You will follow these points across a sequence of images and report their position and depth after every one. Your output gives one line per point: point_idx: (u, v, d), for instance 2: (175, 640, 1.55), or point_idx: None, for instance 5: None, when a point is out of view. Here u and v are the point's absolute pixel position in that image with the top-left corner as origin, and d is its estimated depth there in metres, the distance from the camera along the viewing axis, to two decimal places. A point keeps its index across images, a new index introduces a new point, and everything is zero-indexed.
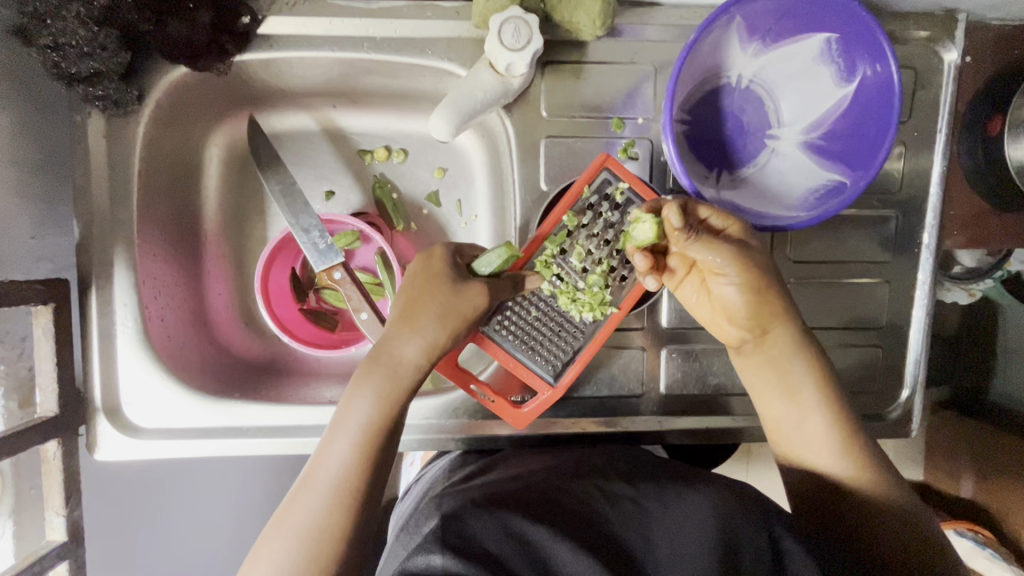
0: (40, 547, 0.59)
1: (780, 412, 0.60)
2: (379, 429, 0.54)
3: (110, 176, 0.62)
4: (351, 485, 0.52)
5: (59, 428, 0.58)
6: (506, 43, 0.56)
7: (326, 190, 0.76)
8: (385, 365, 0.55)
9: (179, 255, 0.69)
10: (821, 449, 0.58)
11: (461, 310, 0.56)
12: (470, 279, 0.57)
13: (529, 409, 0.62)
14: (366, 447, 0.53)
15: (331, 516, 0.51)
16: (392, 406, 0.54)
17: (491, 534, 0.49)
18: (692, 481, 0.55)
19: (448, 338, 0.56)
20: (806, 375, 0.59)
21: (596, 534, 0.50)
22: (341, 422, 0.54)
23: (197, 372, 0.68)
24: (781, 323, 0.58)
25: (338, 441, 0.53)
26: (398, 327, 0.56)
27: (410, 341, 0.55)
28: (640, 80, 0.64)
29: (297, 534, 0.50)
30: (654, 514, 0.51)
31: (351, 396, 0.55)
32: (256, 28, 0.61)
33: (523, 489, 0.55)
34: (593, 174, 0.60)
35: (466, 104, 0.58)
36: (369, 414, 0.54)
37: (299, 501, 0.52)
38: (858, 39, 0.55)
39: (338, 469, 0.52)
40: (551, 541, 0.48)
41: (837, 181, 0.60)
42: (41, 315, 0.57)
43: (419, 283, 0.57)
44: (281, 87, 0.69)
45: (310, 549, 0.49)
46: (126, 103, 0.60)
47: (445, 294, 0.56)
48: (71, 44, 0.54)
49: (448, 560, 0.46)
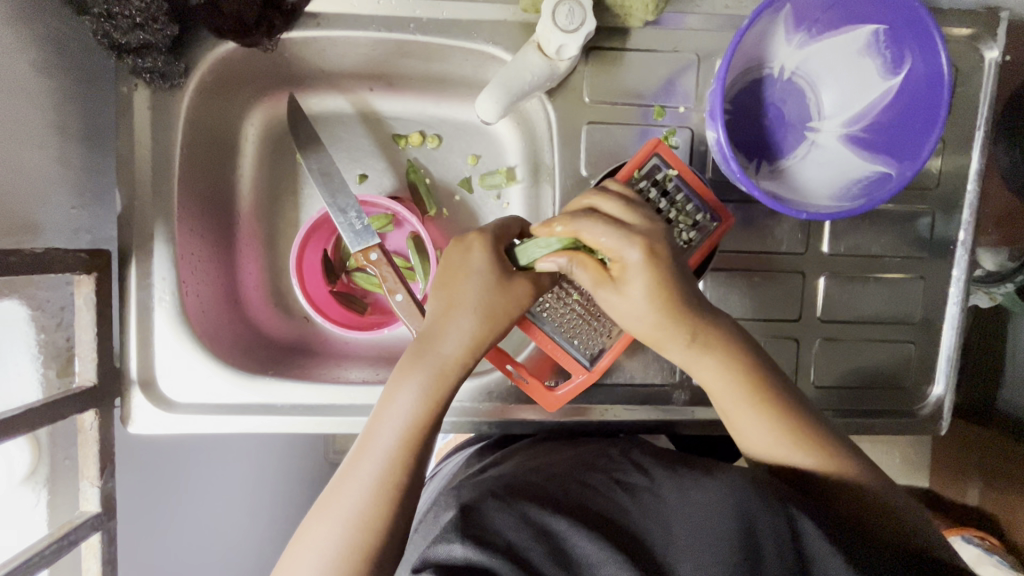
0: (73, 517, 0.58)
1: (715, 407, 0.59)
2: (423, 424, 0.54)
3: (153, 149, 0.62)
4: (397, 475, 0.52)
5: (97, 398, 0.58)
6: (560, 24, 0.56)
7: (359, 173, 0.76)
8: (431, 360, 0.55)
9: (214, 233, 0.69)
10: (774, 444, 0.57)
11: (506, 307, 0.56)
12: (515, 273, 0.57)
13: (563, 393, 0.63)
14: (411, 440, 0.53)
15: (377, 506, 0.51)
16: (437, 400, 0.55)
17: (511, 524, 0.48)
18: (710, 471, 0.55)
19: (491, 336, 0.56)
20: (727, 393, 0.57)
21: (617, 527, 0.49)
22: (383, 414, 0.54)
23: (229, 349, 0.68)
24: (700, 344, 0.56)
25: (382, 431, 0.53)
26: (442, 321, 0.56)
27: (453, 337, 0.55)
28: (682, 69, 0.64)
29: (343, 520, 0.50)
30: (673, 504, 0.50)
31: (394, 388, 0.55)
32: (304, 6, 0.62)
33: (543, 481, 0.55)
34: (644, 160, 0.60)
35: (515, 84, 0.58)
36: (414, 407, 0.54)
37: (343, 491, 0.51)
38: (906, 31, 0.56)
39: (382, 461, 0.52)
40: (573, 532, 0.47)
41: (881, 172, 0.60)
42: (82, 284, 0.57)
43: (461, 278, 0.56)
44: (322, 68, 0.70)
45: (355, 537, 0.49)
46: (173, 76, 0.61)
47: (491, 292, 0.56)
48: (124, 14, 0.54)
49: (469, 548, 0.46)
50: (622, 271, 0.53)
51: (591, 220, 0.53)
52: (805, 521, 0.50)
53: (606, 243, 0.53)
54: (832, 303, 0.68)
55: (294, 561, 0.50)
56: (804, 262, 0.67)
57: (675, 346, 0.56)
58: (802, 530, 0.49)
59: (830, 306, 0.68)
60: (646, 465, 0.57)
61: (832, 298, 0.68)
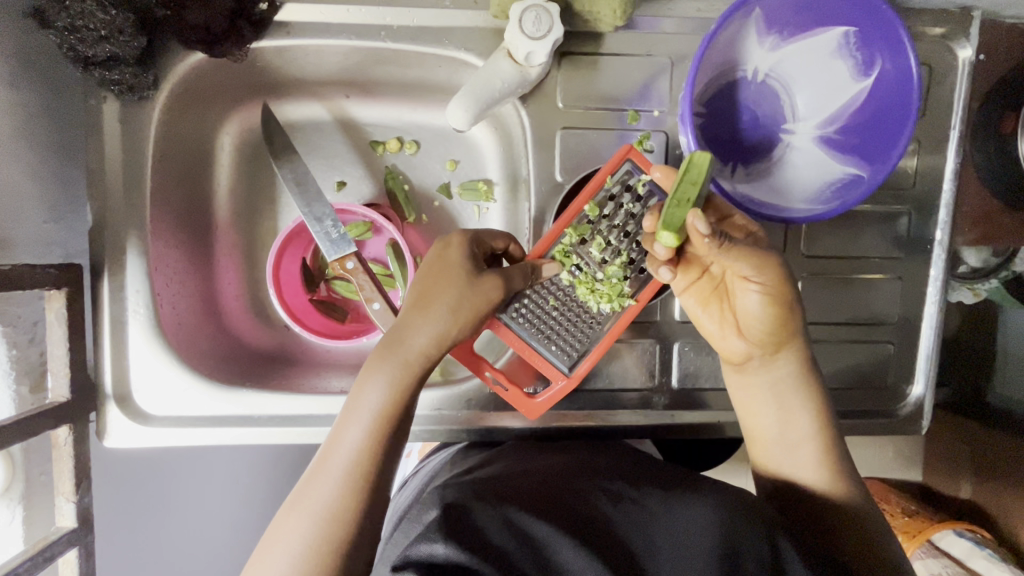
0: (49, 533, 0.58)
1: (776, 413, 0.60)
2: (391, 416, 0.54)
3: (124, 162, 0.62)
4: (364, 469, 0.52)
5: (71, 414, 0.58)
6: (527, 31, 0.56)
7: (337, 180, 0.75)
8: (399, 353, 0.54)
9: (190, 243, 0.69)
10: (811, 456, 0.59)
11: (476, 302, 0.56)
12: (485, 270, 0.57)
13: (542, 400, 0.63)
14: (379, 433, 0.53)
15: (344, 499, 0.51)
16: (404, 391, 0.54)
17: (494, 526, 0.48)
18: (696, 487, 0.54)
19: (460, 328, 0.56)
20: (804, 411, 0.60)
21: (603, 533, 0.48)
22: (354, 407, 0.54)
23: (207, 360, 0.68)
24: (801, 360, 0.59)
25: (350, 426, 0.53)
26: (412, 313, 0.55)
27: (422, 330, 0.55)
28: (656, 72, 0.64)
29: (311, 513, 0.50)
30: (655, 513, 0.51)
31: (364, 383, 0.55)
32: (274, 15, 0.61)
33: (529, 487, 0.54)
34: (617, 165, 0.60)
35: (485, 92, 0.58)
36: (382, 400, 0.54)
37: (312, 485, 0.51)
38: (875, 32, 0.56)
39: (350, 454, 0.52)
40: (555, 538, 0.47)
41: (853, 174, 0.60)
42: (53, 300, 0.57)
43: (434, 272, 0.56)
44: (296, 76, 0.69)
45: (324, 531, 0.49)
46: (142, 89, 0.60)
47: (461, 284, 0.55)
48: (89, 26, 0.54)
49: (452, 549, 0.45)
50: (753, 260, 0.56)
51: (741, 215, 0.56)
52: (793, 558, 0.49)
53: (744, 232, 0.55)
54: (810, 304, 0.68)
55: (264, 557, 0.49)
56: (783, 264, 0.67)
57: (789, 356, 0.58)
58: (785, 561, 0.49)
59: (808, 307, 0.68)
60: (636, 479, 0.56)
61: (810, 300, 0.68)
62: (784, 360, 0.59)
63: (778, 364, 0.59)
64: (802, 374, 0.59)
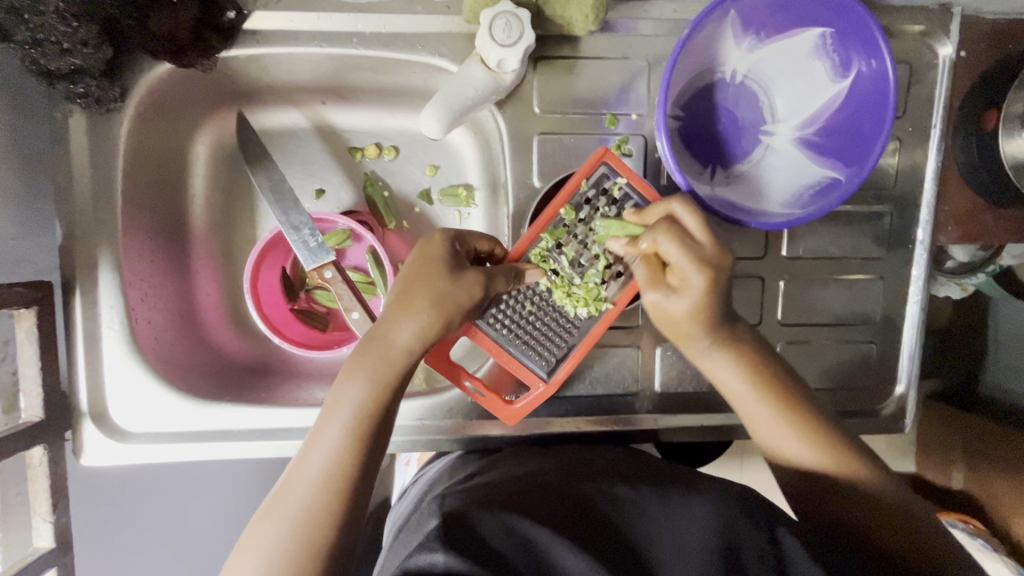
0: (27, 554, 0.60)
1: (731, 388, 0.59)
2: (371, 416, 0.53)
3: (92, 176, 0.61)
4: (343, 469, 0.51)
5: (44, 434, 0.58)
6: (497, 38, 0.55)
7: (316, 188, 0.74)
8: (378, 350, 0.54)
9: (165, 256, 0.68)
10: (788, 429, 0.57)
11: (458, 298, 0.54)
12: (468, 267, 0.55)
13: (521, 405, 0.62)
14: (358, 433, 0.52)
15: (320, 501, 0.50)
16: (385, 390, 0.54)
17: (495, 533, 0.47)
18: (694, 486, 0.54)
19: (440, 325, 0.54)
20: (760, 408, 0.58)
21: (602, 537, 0.48)
22: (333, 405, 0.53)
23: (185, 375, 0.67)
24: (749, 356, 0.58)
25: (330, 427, 0.53)
26: (394, 311, 0.55)
27: (403, 326, 0.54)
28: (633, 75, 0.63)
29: (288, 517, 0.49)
30: (658, 514, 0.50)
31: (344, 381, 0.54)
32: (242, 24, 0.60)
33: (529, 491, 0.53)
34: (592, 168, 0.59)
35: (457, 100, 0.58)
36: (362, 399, 0.53)
37: (290, 487, 0.51)
38: (852, 33, 0.55)
39: (328, 454, 0.52)
40: (553, 542, 0.46)
41: (831, 177, 0.59)
42: (24, 318, 0.57)
43: (415, 269, 0.55)
44: (270, 83, 0.68)
45: (300, 534, 0.48)
46: (109, 101, 0.59)
47: (442, 280, 0.54)
48: (50, 39, 0.52)
49: (452, 558, 0.44)
50: (682, 285, 0.55)
51: (670, 237, 0.54)
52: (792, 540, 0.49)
53: (678, 260, 0.54)
54: (793, 305, 0.67)
55: (239, 563, 0.48)
56: (764, 266, 0.67)
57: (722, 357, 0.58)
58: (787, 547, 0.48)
59: (791, 309, 0.67)
60: (634, 478, 0.56)
61: (792, 302, 0.67)
62: (712, 351, 0.58)
63: (702, 355, 0.58)
64: (752, 373, 0.58)
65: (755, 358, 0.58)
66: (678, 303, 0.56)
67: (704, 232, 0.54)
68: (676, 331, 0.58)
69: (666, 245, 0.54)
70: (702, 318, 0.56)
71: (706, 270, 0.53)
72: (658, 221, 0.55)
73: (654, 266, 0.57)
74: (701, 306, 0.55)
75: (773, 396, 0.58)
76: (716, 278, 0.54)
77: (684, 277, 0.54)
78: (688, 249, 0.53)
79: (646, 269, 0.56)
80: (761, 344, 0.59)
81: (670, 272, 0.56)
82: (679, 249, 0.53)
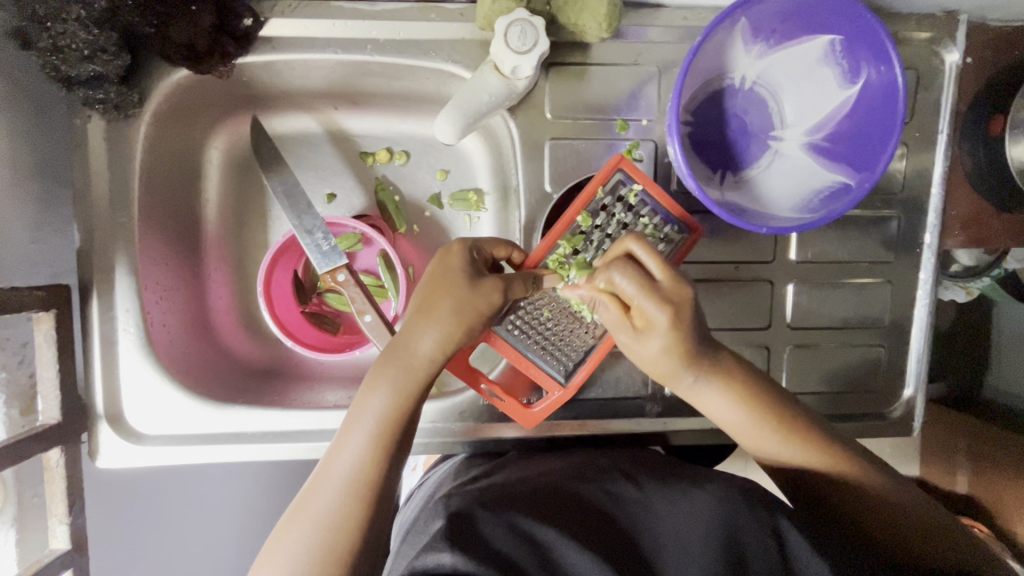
0: (43, 555, 0.60)
1: (728, 421, 0.58)
2: (393, 425, 0.53)
3: (110, 181, 0.61)
4: (368, 476, 0.52)
5: (60, 437, 0.59)
6: (512, 45, 0.56)
7: (327, 192, 0.75)
8: (400, 357, 0.55)
9: (180, 260, 0.69)
10: (809, 463, 0.56)
11: (477, 305, 0.55)
12: (487, 274, 0.56)
13: (540, 409, 0.63)
14: (382, 442, 0.53)
15: (346, 506, 0.50)
16: (408, 398, 0.54)
17: (500, 533, 0.47)
18: (697, 482, 0.54)
19: (463, 331, 0.55)
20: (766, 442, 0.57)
21: (606, 535, 0.48)
22: (356, 414, 0.54)
23: (199, 378, 0.67)
24: (749, 398, 0.57)
25: (354, 434, 0.53)
26: (415, 320, 0.55)
27: (425, 334, 0.54)
28: (643, 81, 0.64)
29: (314, 522, 0.49)
30: (660, 514, 0.51)
31: (367, 390, 0.55)
32: (259, 31, 0.61)
33: (534, 492, 0.54)
34: (608, 175, 0.60)
35: (472, 106, 0.58)
36: (385, 406, 0.54)
37: (313, 494, 0.51)
38: (861, 41, 0.56)
39: (353, 461, 0.52)
40: (559, 541, 0.47)
41: (842, 183, 0.60)
42: (43, 321, 0.58)
43: (435, 279, 0.56)
44: (284, 89, 0.69)
45: (326, 539, 0.49)
46: (127, 107, 0.60)
47: (461, 288, 0.55)
48: (71, 46, 0.52)
49: (458, 558, 0.44)
50: (647, 326, 0.53)
51: (624, 272, 0.52)
52: (792, 533, 0.50)
53: (635, 296, 0.52)
54: (801, 309, 0.68)
55: (266, 565, 0.49)
56: (773, 270, 0.67)
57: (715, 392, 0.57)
58: (788, 540, 0.49)
59: (799, 313, 0.68)
60: (638, 477, 0.56)
61: (800, 306, 0.68)
62: (699, 383, 0.57)
63: (691, 387, 0.58)
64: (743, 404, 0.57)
65: (746, 391, 0.57)
66: (648, 345, 0.54)
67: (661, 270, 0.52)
68: (663, 374, 0.57)
69: (622, 282, 0.52)
70: (674, 357, 0.54)
71: (670, 307, 0.51)
72: (615, 259, 0.54)
73: (616, 309, 0.55)
74: (674, 343, 0.53)
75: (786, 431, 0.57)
76: (678, 314, 0.52)
77: (646, 314, 0.52)
78: (650, 292, 0.51)
79: (612, 311, 0.54)
80: (747, 366, 0.58)
81: (633, 312, 0.54)
82: (634, 284, 0.52)
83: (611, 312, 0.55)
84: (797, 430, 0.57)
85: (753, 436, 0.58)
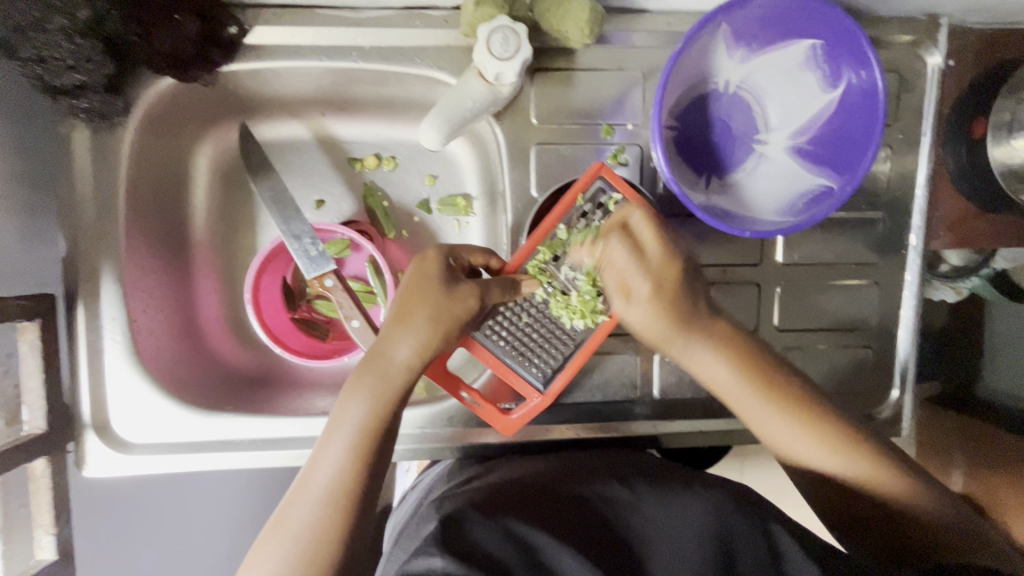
0: (29, 566, 0.61)
1: (726, 390, 0.60)
2: (372, 433, 0.53)
3: (95, 191, 0.61)
4: (347, 484, 0.51)
5: (46, 447, 0.59)
6: (495, 52, 0.56)
7: (316, 199, 0.75)
8: (379, 365, 0.55)
9: (167, 268, 0.69)
10: (820, 448, 0.57)
11: (454, 311, 0.55)
12: (463, 281, 0.56)
13: (518, 417, 0.62)
14: (361, 450, 0.53)
15: (327, 515, 0.50)
16: (387, 406, 0.54)
17: (493, 537, 0.47)
18: (688, 484, 0.54)
19: (440, 338, 0.55)
20: (772, 421, 0.59)
21: (597, 539, 0.48)
22: (335, 423, 0.54)
23: (187, 385, 0.67)
24: (751, 367, 0.59)
25: (333, 443, 0.53)
26: (393, 327, 0.55)
27: (403, 342, 0.55)
28: (628, 86, 0.64)
29: (295, 532, 0.50)
30: (651, 516, 0.51)
31: (346, 399, 0.55)
32: (244, 39, 0.61)
33: (526, 494, 0.54)
34: (588, 183, 0.60)
35: (456, 112, 0.59)
36: (364, 415, 0.54)
37: (295, 503, 0.51)
38: (842, 45, 0.56)
39: (332, 471, 0.52)
40: (551, 546, 0.47)
41: (825, 186, 0.61)
42: (28, 331, 0.58)
43: (411, 287, 0.56)
44: (271, 97, 0.69)
45: (308, 550, 0.49)
46: (112, 115, 0.60)
47: (436, 296, 0.55)
48: (54, 58, 0.53)
49: (449, 561, 0.44)
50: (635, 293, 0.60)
51: (621, 243, 0.59)
52: (783, 536, 0.50)
53: (625, 266, 0.59)
54: (788, 311, 0.68)
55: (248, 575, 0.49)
56: (760, 273, 0.67)
57: (715, 360, 0.60)
58: (779, 544, 0.49)
59: (786, 315, 0.68)
60: (630, 477, 0.56)
61: (788, 308, 0.68)
62: (693, 347, 0.60)
63: (684, 351, 0.61)
64: (744, 377, 0.59)
65: (743, 354, 0.60)
66: (640, 310, 0.60)
67: (653, 243, 0.59)
68: (655, 339, 0.61)
69: (617, 250, 0.59)
70: (663, 320, 0.59)
71: (653, 280, 0.59)
72: (613, 227, 0.59)
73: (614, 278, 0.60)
74: (661, 306, 0.59)
75: (790, 411, 0.58)
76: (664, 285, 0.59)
77: (633, 284, 0.59)
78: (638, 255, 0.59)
79: (609, 280, 0.60)
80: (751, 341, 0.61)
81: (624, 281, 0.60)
82: (626, 255, 0.59)
83: (610, 282, 0.60)
84: (803, 410, 0.58)
85: (749, 405, 0.59)
